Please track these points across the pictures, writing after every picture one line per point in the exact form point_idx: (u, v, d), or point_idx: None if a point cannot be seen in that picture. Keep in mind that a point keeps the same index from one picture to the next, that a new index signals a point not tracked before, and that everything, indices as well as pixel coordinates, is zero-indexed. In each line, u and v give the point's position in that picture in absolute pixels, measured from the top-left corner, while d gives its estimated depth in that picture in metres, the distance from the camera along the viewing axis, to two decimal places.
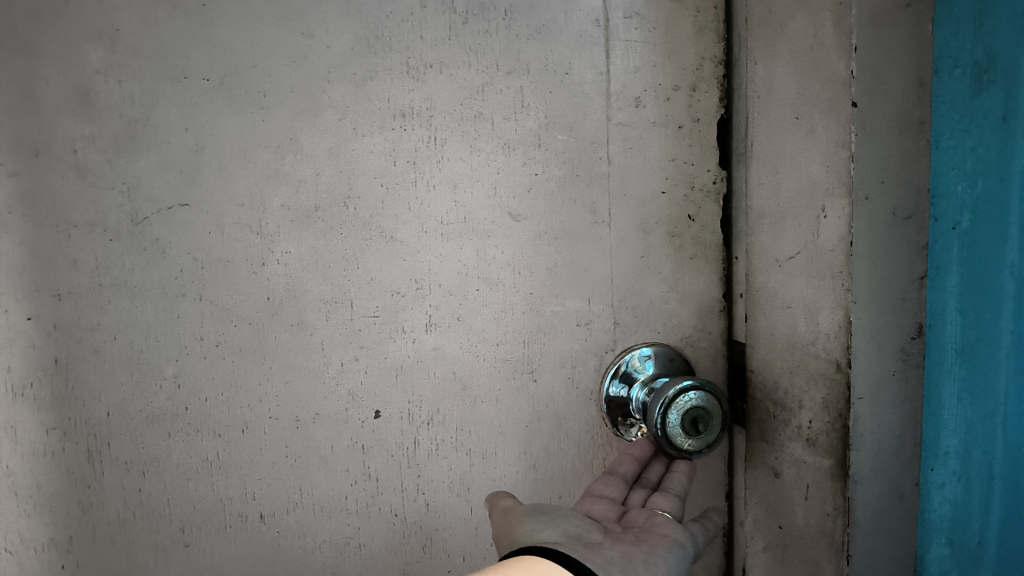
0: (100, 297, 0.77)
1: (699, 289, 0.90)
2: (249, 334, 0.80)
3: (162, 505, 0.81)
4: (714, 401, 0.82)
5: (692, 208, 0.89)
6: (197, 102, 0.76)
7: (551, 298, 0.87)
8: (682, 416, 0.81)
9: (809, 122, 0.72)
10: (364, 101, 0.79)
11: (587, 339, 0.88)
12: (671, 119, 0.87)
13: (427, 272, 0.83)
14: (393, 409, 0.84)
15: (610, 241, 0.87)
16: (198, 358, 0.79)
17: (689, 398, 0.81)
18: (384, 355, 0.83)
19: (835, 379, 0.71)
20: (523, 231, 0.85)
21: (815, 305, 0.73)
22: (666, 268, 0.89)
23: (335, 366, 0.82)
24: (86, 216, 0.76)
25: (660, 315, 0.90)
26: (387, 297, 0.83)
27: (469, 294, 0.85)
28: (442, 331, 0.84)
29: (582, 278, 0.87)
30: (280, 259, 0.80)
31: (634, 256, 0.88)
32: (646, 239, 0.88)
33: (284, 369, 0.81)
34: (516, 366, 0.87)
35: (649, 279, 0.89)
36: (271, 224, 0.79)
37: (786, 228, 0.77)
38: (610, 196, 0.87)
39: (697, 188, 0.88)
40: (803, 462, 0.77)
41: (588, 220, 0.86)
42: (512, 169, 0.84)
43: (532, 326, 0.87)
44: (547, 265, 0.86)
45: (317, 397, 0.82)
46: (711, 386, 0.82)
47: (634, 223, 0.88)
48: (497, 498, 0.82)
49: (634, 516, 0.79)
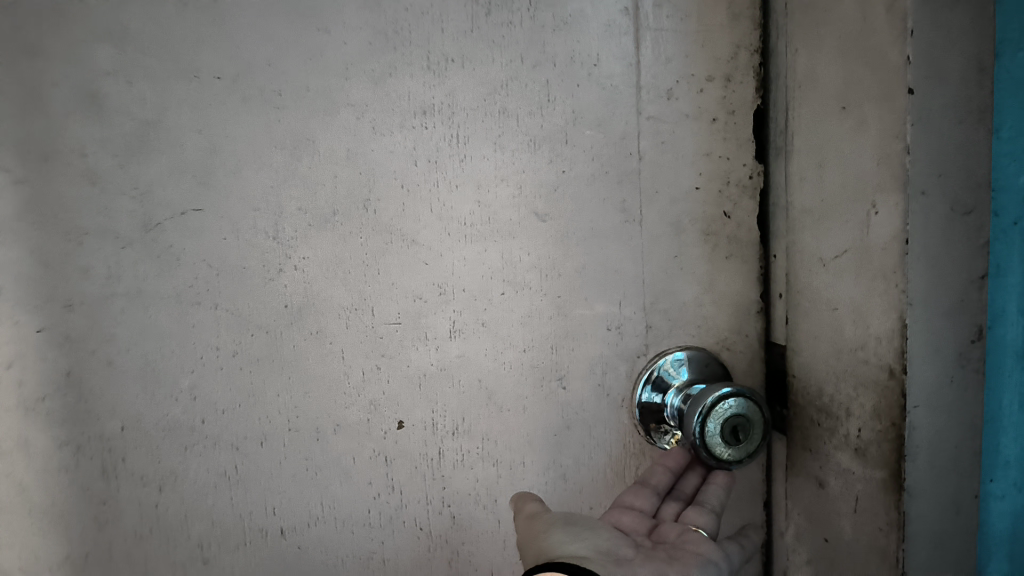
0: (113, 307, 0.74)
1: (736, 290, 0.86)
2: (266, 343, 0.77)
3: (180, 521, 0.78)
4: (754, 409, 0.77)
5: (727, 204, 0.84)
6: (209, 102, 0.73)
7: (581, 302, 0.83)
8: (721, 425, 0.76)
9: (859, 113, 0.67)
10: (384, 98, 0.76)
11: (618, 344, 0.84)
12: (705, 111, 0.82)
13: (450, 276, 0.79)
14: (417, 418, 0.81)
15: (641, 240, 0.83)
16: (214, 369, 0.76)
17: (728, 406, 0.76)
18: (406, 364, 0.80)
19: (888, 386, 0.67)
20: (550, 232, 0.81)
21: (865, 307, 0.69)
22: (700, 268, 0.85)
23: (356, 375, 0.79)
24: (97, 223, 0.73)
25: (694, 318, 0.86)
26: (410, 303, 0.79)
27: (494, 299, 0.81)
28: (466, 338, 0.81)
29: (613, 281, 0.83)
30: (297, 264, 0.76)
31: (666, 257, 0.84)
32: (679, 238, 0.84)
33: (303, 379, 0.78)
34: (544, 373, 0.83)
35: (682, 280, 0.85)
36: (287, 229, 0.76)
37: (832, 226, 0.72)
38: (641, 194, 0.82)
39: (733, 184, 0.84)
40: (851, 474, 0.73)
41: (618, 219, 0.82)
42: (538, 167, 0.80)
43: (560, 331, 0.83)
44: (575, 267, 0.82)
45: (337, 408, 0.79)
46: (751, 393, 0.77)
47: (666, 221, 0.83)
48: (524, 500, 0.79)
49: (666, 530, 0.75)
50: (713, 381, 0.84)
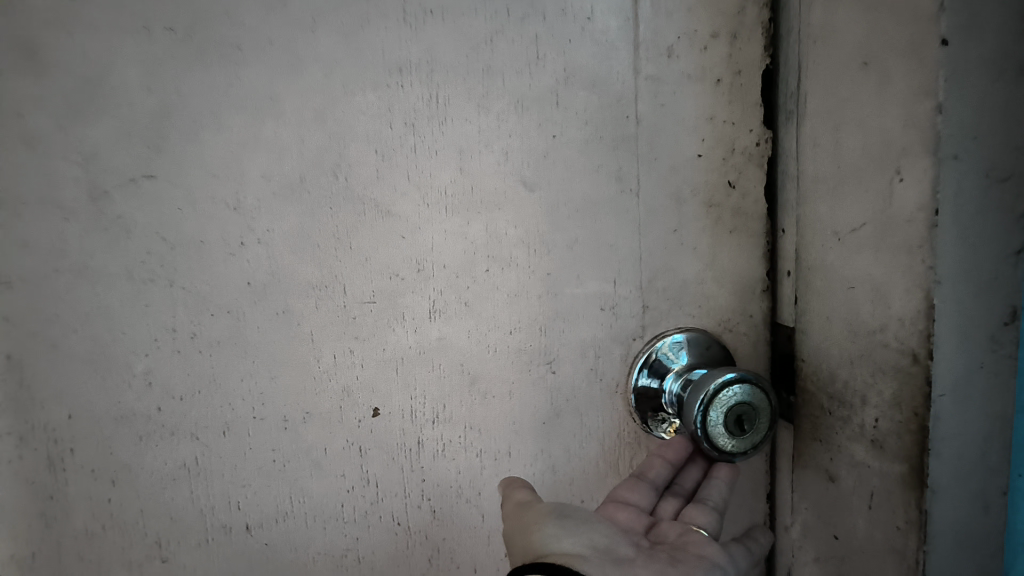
0: (57, 284, 0.67)
1: (741, 267, 0.79)
2: (227, 325, 0.70)
3: (135, 518, 0.72)
4: (761, 396, 0.71)
5: (732, 173, 0.77)
6: (160, 57, 0.66)
7: (572, 280, 0.76)
8: (725, 413, 0.70)
9: (882, 68, 0.60)
10: (355, 54, 0.68)
11: (612, 326, 0.78)
12: (709, 72, 0.75)
13: (430, 251, 0.73)
14: (394, 406, 0.75)
15: (639, 213, 0.76)
16: (170, 353, 0.69)
17: (732, 393, 0.70)
18: (382, 347, 0.73)
19: (910, 372, 0.60)
20: (538, 203, 0.74)
21: (885, 286, 0.62)
22: (702, 244, 0.78)
23: (326, 360, 0.72)
24: (38, 191, 0.66)
25: (696, 297, 0.79)
26: (385, 280, 0.72)
27: (478, 276, 0.74)
28: (447, 319, 0.74)
29: (608, 256, 0.76)
30: (260, 237, 0.69)
31: (666, 231, 0.77)
32: (680, 210, 0.77)
33: (269, 364, 0.71)
34: (532, 356, 0.76)
35: (682, 257, 0.78)
36: (249, 199, 0.69)
37: (849, 196, 0.65)
38: (639, 162, 0.75)
39: (738, 152, 0.77)
40: (866, 467, 0.67)
41: (613, 189, 0.75)
42: (526, 131, 0.73)
43: (550, 312, 0.76)
44: (567, 242, 0.75)
45: (306, 394, 0.73)
46: (757, 378, 0.71)
47: (666, 192, 0.77)
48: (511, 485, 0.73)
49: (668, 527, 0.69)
50: (714, 365, 0.78)
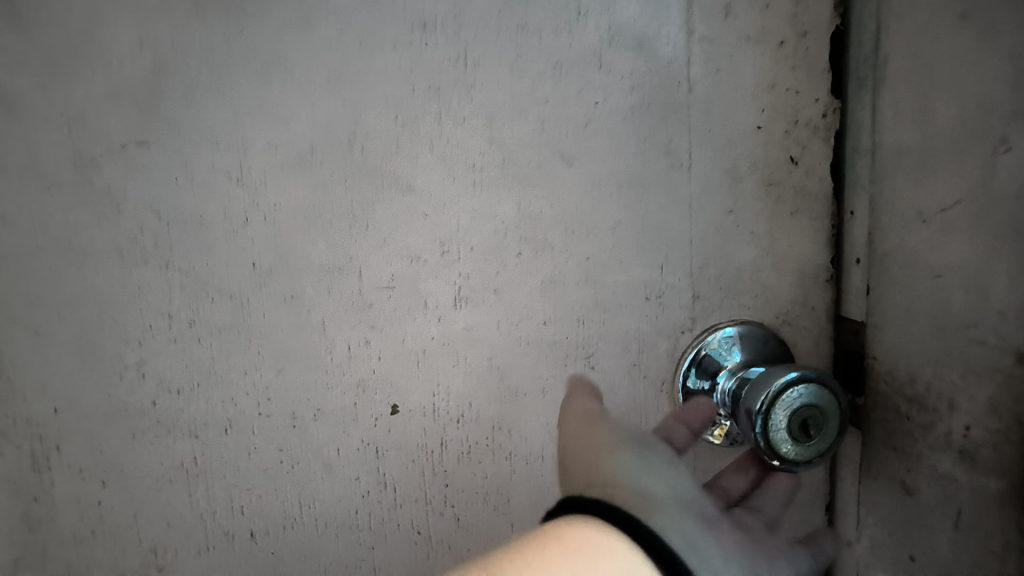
0: (40, 264, 0.61)
1: (802, 253, 0.71)
2: (228, 311, 0.63)
3: (128, 523, 0.65)
4: (829, 398, 0.62)
5: (795, 148, 0.69)
6: (155, 9, 0.59)
7: (613, 265, 0.68)
8: (788, 416, 0.62)
9: (984, 17, 0.51)
10: (374, 8, 0.61)
11: (658, 317, 0.70)
12: (770, 32, 0.67)
13: (455, 232, 0.65)
14: (414, 403, 0.67)
15: (689, 190, 0.68)
16: (165, 341, 0.62)
17: (797, 394, 0.62)
18: (401, 338, 0.66)
19: (1011, 376, 0.51)
20: (576, 178, 0.66)
21: (982, 275, 0.53)
22: (759, 227, 0.70)
23: (340, 351, 0.65)
24: (17, 158, 0.59)
25: (751, 286, 0.71)
26: (406, 264, 0.65)
27: (508, 260, 0.66)
28: (474, 307, 0.66)
29: (655, 237, 0.68)
30: (266, 213, 0.62)
31: (719, 211, 0.69)
32: (735, 188, 0.69)
33: (276, 355, 0.64)
34: (568, 350, 0.69)
35: (737, 241, 0.70)
36: (253, 170, 0.61)
37: (936, 171, 0.56)
38: (690, 134, 0.67)
39: (802, 124, 0.69)
40: (953, 482, 0.58)
41: (661, 163, 0.67)
42: (564, 97, 0.65)
43: (588, 301, 0.68)
44: (609, 222, 0.67)
45: (317, 389, 0.65)
46: (825, 378, 0.63)
47: (719, 168, 0.68)
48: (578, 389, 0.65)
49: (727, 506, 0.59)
50: (771, 363, 0.69)
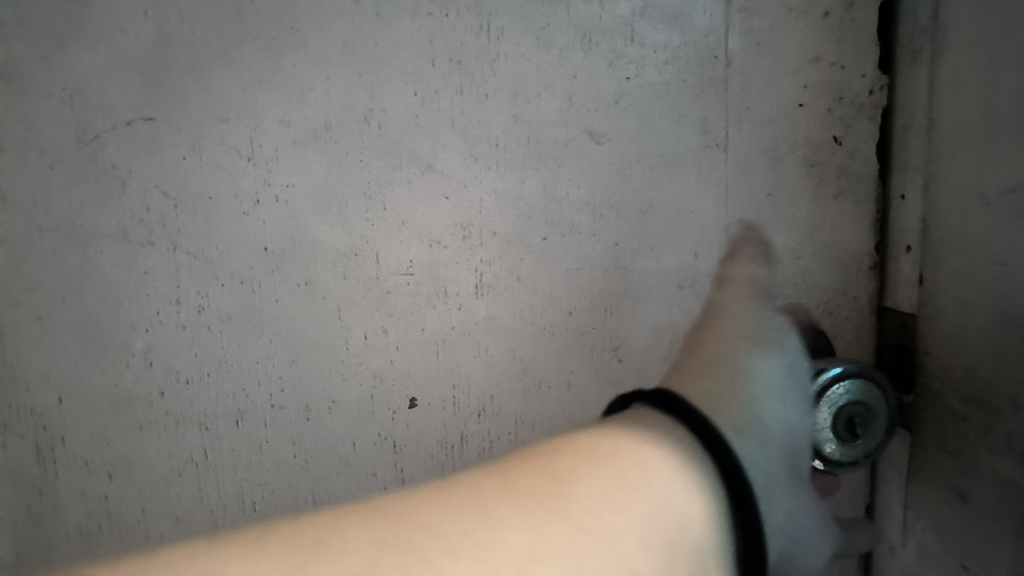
0: (42, 245, 0.57)
1: (846, 240, 0.67)
2: (239, 296, 0.60)
3: (136, 518, 0.62)
4: (875, 394, 0.59)
5: (839, 126, 0.64)
6: None
7: (645, 251, 0.64)
8: (833, 413, 0.58)
9: None
10: None
11: (692, 307, 0.66)
12: (815, 2, 0.62)
13: (478, 214, 0.61)
14: (433, 395, 0.64)
15: (726, 172, 0.64)
16: (174, 328, 0.60)
17: (843, 391, 0.58)
18: (420, 326, 0.62)
19: None
20: (606, 158, 0.62)
21: None
22: (800, 211, 0.66)
23: (356, 340, 0.62)
24: (16, 133, 0.56)
25: (792, 276, 0.67)
26: (425, 249, 0.61)
27: (534, 245, 0.63)
28: (497, 295, 0.63)
29: (689, 221, 0.64)
30: (279, 193, 0.59)
31: (758, 193, 0.65)
32: (774, 170, 0.65)
33: (289, 343, 0.61)
34: (595, 340, 0.65)
35: (776, 226, 0.66)
36: (266, 148, 0.58)
37: (1001, 149, 0.52)
38: (728, 111, 0.63)
39: (849, 101, 0.64)
40: (1015, 488, 0.53)
41: (697, 143, 0.63)
42: (594, 71, 0.61)
43: (618, 289, 0.64)
44: (640, 205, 0.63)
45: (332, 379, 0.62)
46: (869, 372, 0.59)
47: (758, 148, 0.64)
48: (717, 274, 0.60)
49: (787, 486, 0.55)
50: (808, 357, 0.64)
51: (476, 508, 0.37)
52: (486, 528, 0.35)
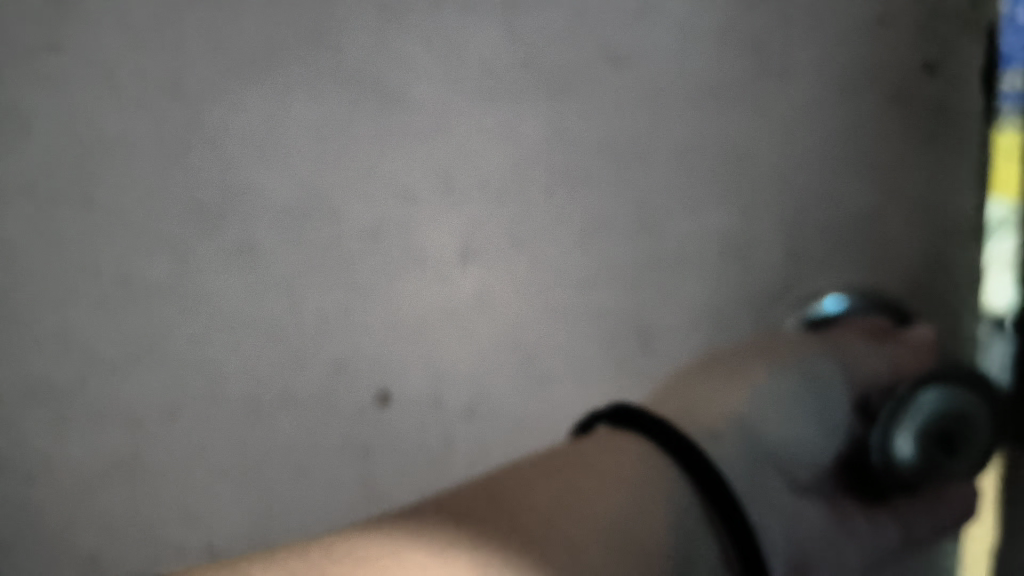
0: None
1: (946, 201, 0.48)
2: (168, 267, 0.49)
3: (59, 526, 0.54)
4: (974, 403, 0.41)
5: (936, 44, 0.47)
6: None
7: (676, 210, 0.51)
8: (919, 430, 0.40)
9: None
10: None
11: (737, 281, 0.51)
12: None
13: (461, 162, 0.49)
14: (409, 388, 0.52)
15: (782, 109, 0.49)
16: (92, 305, 0.49)
17: (928, 404, 0.40)
18: (391, 303, 0.50)
19: None
20: (624, 90, 0.49)
21: None
22: (879, 162, 0.49)
23: (312, 319, 0.50)
24: None
25: (863, 249, 0.50)
26: (396, 206, 0.49)
27: (532, 203, 0.50)
28: (488, 265, 0.51)
29: (731, 174, 0.50)
30: (212, 136, 0.47)
31: (818, 138, 0.49)
32: (846, 106, 0.49)
33: (231, 323, 0.50)
34: (616, 323, 0.52)
35: (849, 181, 0.50)
36: (193, 79, 0.46)
37: None
38: (786, 26, 0.48)
39: (950, 9, 0.46)
40: None
41: (745, 68, 0.49)
42: None
43: (641, 257, 0.51)
44: (669, 151, 0.50)
45: (284, 368, 0.51)
46: (954, 393, 0.40)
47: (825, 74, 0.48)
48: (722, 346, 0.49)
49: None
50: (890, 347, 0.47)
51: (461, 534, 0.35)
52: (470, 560, 0.34)
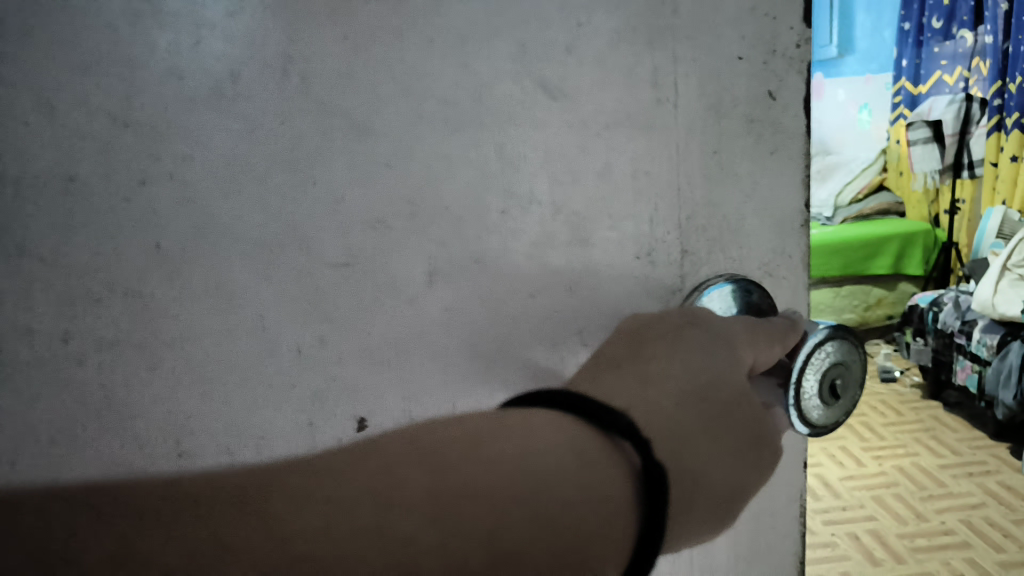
0: None
1: (778, 199, 0.59)
2: (125, 316, 0.44)
3: None
4: (830, 361, 0.56)
5: (772, 81, 0.56)
6: None
7: (603, 219, 0.54)
8: (849, 376, 0.58)
9: None
10: None
11: (649, 279, 0.56)
12: None
13: (426, 186, 0.49)
14: (386, 411, 0.51)
15: (675, 129, 0.54)
16: (28, 366, 0.43)
17: (817, 394, 0.55)
18: (367, 330, 0.49)
19: None
20: (560, 117, 0.51)
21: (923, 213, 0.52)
22: (743, 168, 0.57)
23: (286, 358, 0.48)
24: None
25: (726, 243, 0.58)
26: (367, 233, 0.48)
27: (489, 221, 0.51)
28: (453, 282, 0.51)
29: (650, 187, 0.54)
30: (170, 168, 0.43)
31: (703, 153, 0.55)
32: (720, 125, 0.55)
33: (193, 366, 0.46)
34: (558, 324, 0.54)
35: (723, 185, 0.56)
36: (146, 104, 0.42)
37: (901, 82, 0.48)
38: (675, 62, 0.53)
39: (779, 54, 0.56)
40: None
41: (647, 97, 0.53)
42: (546, 16, 0.49)
43: (579, 265, 0.53)
44: (601, 171, 0.53)
45: (259, 408, 0.48)
46: (845, 329, 0.57)
47: (704, 103, 0.54)
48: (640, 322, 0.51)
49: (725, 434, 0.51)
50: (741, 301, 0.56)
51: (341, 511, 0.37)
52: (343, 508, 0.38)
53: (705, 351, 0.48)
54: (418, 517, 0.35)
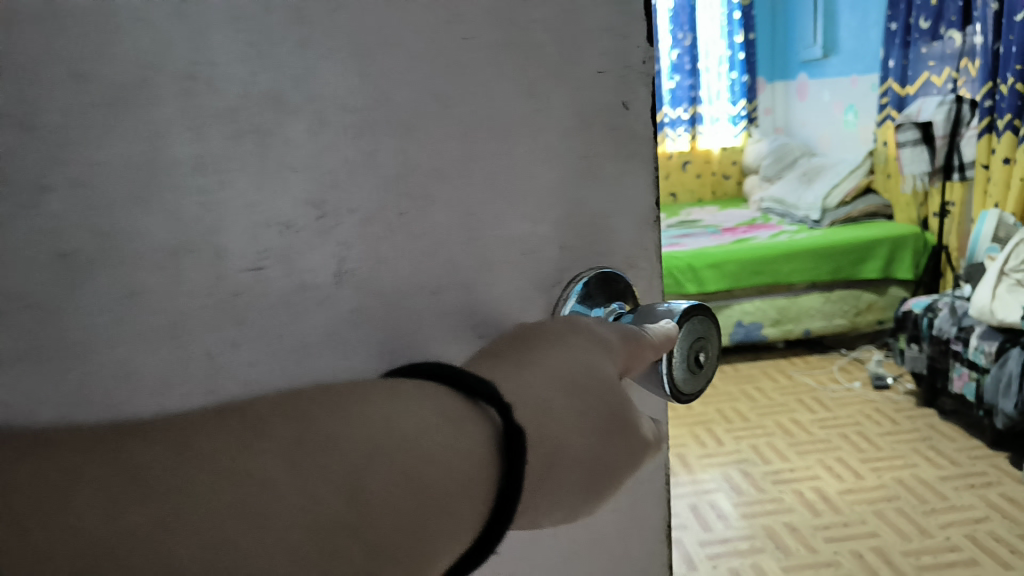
0: None
1: (634, 200, 0.61)
2: (31, 326, 0.42)
3: None
4: (690, 335, 0.56)
5: (627, 92, 0.58)
6: None
7: (493, 220, 0.56)
8: (717, 347, 0.59)
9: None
10: None
11: (539, 276, 0.58)
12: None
13: (330, 188, 0.50)
14: None
15: (554, 138, 0.56)
16: None
17: (677, 367, 0.56)
18: (279, 332, 0.50)
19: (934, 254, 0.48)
20: (453, 126, 0.53)
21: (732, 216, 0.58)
22: (608, 173, 0.59)
23: (202, 363, 0.48)
24: None
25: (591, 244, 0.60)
26: (274, 235, 0.49)
27: (390, 223, 0.52)
28: (360, 284, 0.52)
29: (533, 196, 0.57)
30: (75, 175, 0.43)
31: (573, 159, 0.57)
32: (589, 134, 0.57)
33: (108, 375, 0.45)
34: (457, 320, 0.56)
35: (592, 188, 0.59)
36: (47, 112, 0.42)
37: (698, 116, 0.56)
38: (560, 74, 0.55)
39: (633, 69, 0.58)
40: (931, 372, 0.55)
41: (527, 106, 0.55)
42: (435, 33, 0.51)
43: (474, 262, 0.56)
44: (494, 177, 0.55)
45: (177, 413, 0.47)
46: (704, 307, 0.57)
47: (573, 112, 0.56)
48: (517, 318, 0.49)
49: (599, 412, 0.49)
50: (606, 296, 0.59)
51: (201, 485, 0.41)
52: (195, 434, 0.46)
53: (584, 347, 0.48)
54: (267, 456, 0.36)
